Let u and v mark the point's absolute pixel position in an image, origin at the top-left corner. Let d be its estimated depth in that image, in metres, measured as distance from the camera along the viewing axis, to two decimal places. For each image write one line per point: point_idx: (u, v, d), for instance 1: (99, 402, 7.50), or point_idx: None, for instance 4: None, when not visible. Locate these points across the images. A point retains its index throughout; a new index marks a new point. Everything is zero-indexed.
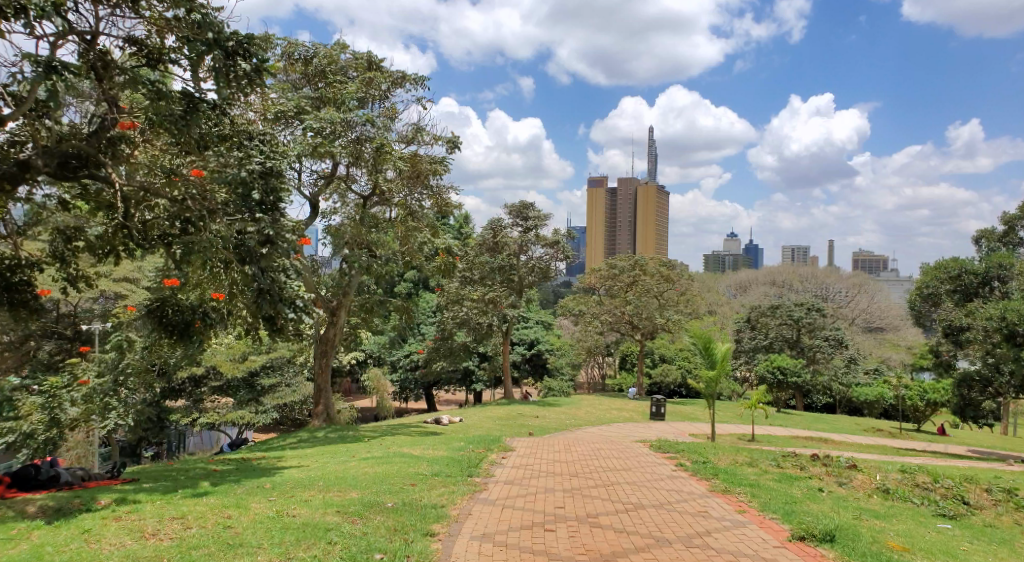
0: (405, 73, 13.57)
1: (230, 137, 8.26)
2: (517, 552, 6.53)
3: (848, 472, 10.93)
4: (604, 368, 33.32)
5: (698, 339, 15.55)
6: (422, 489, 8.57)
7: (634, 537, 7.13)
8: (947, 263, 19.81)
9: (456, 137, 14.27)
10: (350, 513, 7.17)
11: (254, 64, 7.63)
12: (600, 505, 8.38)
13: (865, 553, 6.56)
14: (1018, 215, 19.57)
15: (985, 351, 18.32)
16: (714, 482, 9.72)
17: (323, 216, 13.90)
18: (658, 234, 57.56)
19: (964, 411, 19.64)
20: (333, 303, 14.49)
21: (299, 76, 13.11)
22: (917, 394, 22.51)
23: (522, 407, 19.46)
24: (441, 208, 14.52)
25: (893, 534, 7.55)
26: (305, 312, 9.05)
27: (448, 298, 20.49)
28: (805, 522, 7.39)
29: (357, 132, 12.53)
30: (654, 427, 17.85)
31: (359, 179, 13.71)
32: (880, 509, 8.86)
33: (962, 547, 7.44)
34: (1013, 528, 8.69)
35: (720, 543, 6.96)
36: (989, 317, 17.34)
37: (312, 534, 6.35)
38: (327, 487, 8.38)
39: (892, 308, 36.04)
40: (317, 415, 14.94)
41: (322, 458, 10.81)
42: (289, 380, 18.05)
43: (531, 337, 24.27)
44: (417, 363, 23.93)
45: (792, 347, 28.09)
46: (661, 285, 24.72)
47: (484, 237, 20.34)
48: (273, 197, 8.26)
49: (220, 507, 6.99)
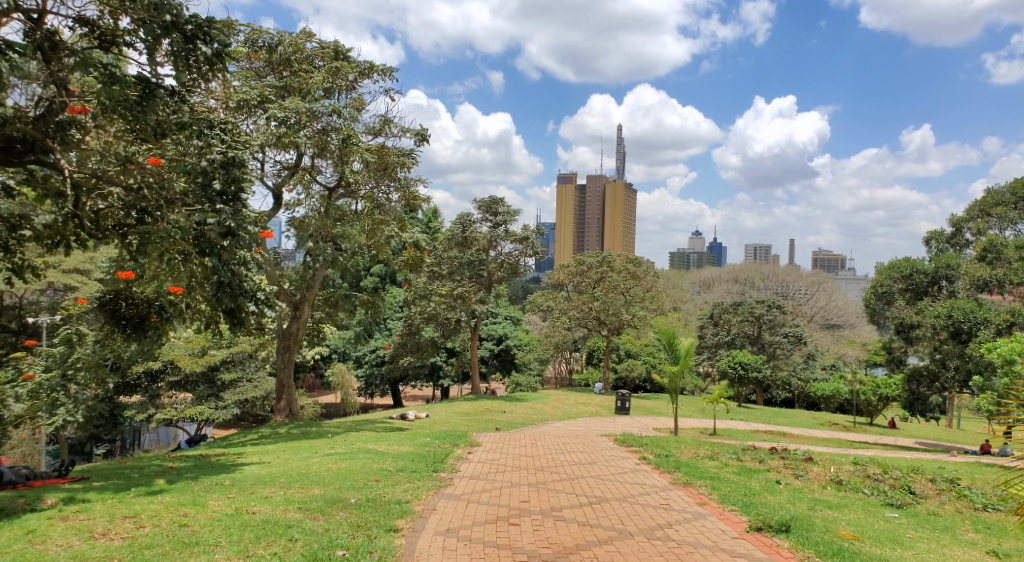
0: (372, 64, 13.46)
1: (190, 125, 7.93)
2: (482, 547, 6.55)
3: (804, 465, 11.23)
4: (571, 363, 33.55)
5: (662, 334, 15.76)
6: (386, 485, 8.56)
7: (597, 530, 7.21)
8: (899, 263, 20.38)
9: (425, 129, 14.19)
10: (312, 509, 7.12)
11: (215, 49, 7.47)
12: (565, 498, 8.48)
13: (817, 542, 6.76)
14: (965, 217, 20.29)
15: (934, 347, 19.02)
16: (677, 475, 9.90)
17: (287, 208, 13.72)
18: (625, 231, 58.11)
19: (913, 405, 20.35)
20: (296, 297, 14.28)
21: (262, 64, 12.90)
22: (870, 389, 23.13)
23: (490, 403, 19.49)
24: (409, 201, 14.38)
25: (844, 524, 7.79)
26: (267, 305, 9.13)
27: (415, 293, 20.41)
28: (762, 514, 7.56)
29: (323, 122, 12.29)
30: (619, 421, 18.10)
31: (324, 170, 13.63)
32: (833, 500, 9.12)
33: (908, 534, 7.74)
34: (955, 516, 9.04)
35: (681, 534, 7.10)
36: (937, 316, 18.26)
37: (273, 531, 6.29)
38: (289, 483, 8.30)
39: (850, 306, 37.00)
40: (279, 411, 14.75)
41: (284, 454, 10.72)
42: (250, 375, 17.69)
43: (499, 333, 24.23)
44: (383, 358, 23.76)
45: (753, 343, 28.75)
46: (628, 282, 25.00)
47: (453, 232, 20.34)
48: (235, 187, 8.18)
49: (176, 505, 6.87)
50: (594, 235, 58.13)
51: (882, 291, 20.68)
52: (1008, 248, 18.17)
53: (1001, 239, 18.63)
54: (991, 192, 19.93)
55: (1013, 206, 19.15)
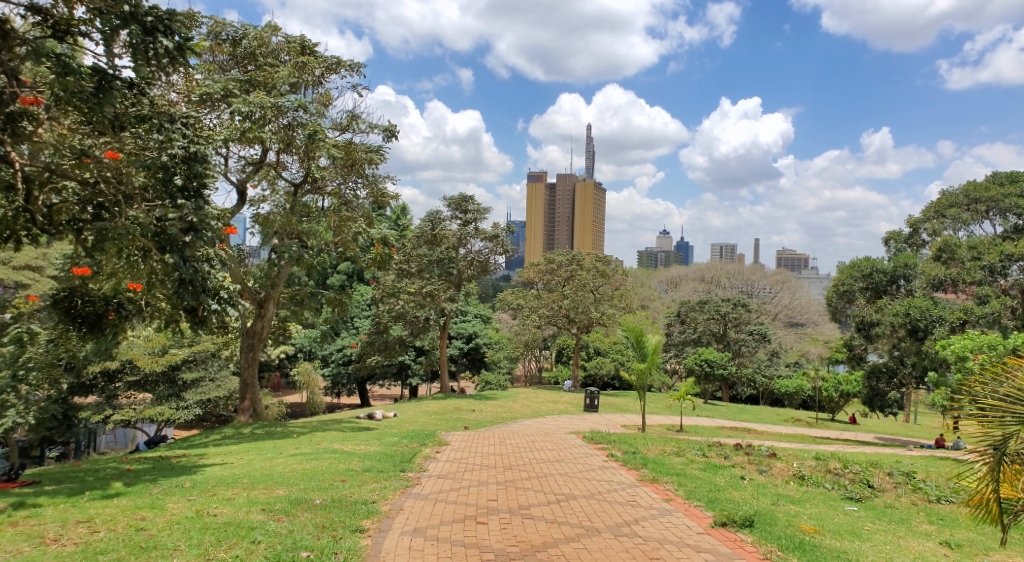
0: (340, 59, 13.30)
1: (150, 119, 7.73)
2: (449, 546, 6.51)
3: (768, 461, 11.45)
4: (541, 361, 33.61)
5: (631, 331, 15.88)
6: (352, 485, 8.46)
7: (564, 527, 7.25)
8: (860, 263, 20.85)
9: (393, 126, 14.06)
10: (277, 510, 7.01)
11: (176, 42, 7.28)
12: (533, 496, 8.49)
13: (780, 536, 6.89)
14: (922, 218, 20.88)
15: (892, 344, 19.67)
16: (643, 472, 10.00)
17: (251, 204, 13.48)
18: (595, 230, 58.49)
19: (873, 401, 20.86)
20: (261, 295, 14.08)
21: (226, 57, 12.63)
22: (832, 385, 23.58)
23: (459, 402, 19.41)
24: (377, 198, 14.25)
25: (806, 518, 7.96)
26: (231, 304, 8.99)
27: (383, 291, 20.24)
28: (727, 509, 7.70)
29: (289, 117, 12.10)
30: (587, 418, 18.20)
31: (290, 166, 13.46)
32: (795, 494, 9.31)
33: (866, 527, 7.94)
34: (911, 509, 9.32)
35: (647, 530, 7.16)
36: (895, 314, 18.72)
37: (234, 533, 6.17)
38: (252, 484, 8.16)
39: (812, 304, 37.84)
40: (243, 410, 14.48)
41: (248, 454, 10.52)
42: (213, 374, 17.38)
43: (469, 331, 24.15)
44: (350, 357, 23.44)
45: (718, 341, 29.32)
46: (597, 280, 25.14)
47: (422, 229, 20.21)
48: (197, 182, 8.00)
49: (133, 509, 6.69)
50: (564, 233, 58.37)
51: (843, 290, 21.21)
52: (962, 248, 18.76)
53: (955, 240, 19.21)
54: (946, 194, 20.56)
55: (966, 208, 19.79)
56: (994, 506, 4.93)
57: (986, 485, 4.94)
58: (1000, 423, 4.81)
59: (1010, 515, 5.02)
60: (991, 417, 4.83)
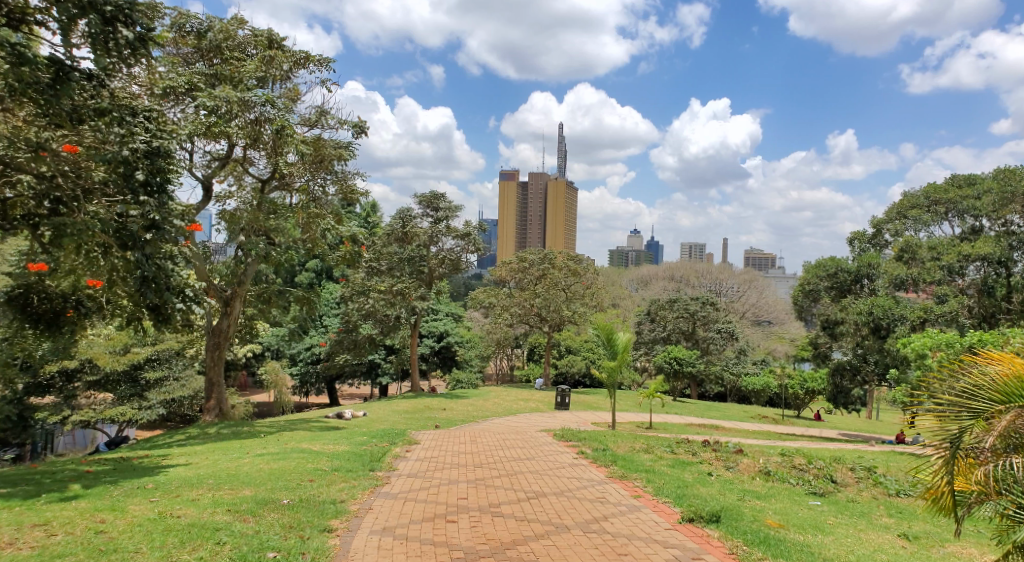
0: (308, 54, 13.15)
1: (109, 112, 7.48)
2: (418, 545, 6.49)
3: (735, 457, 11.63)
4: (512, 360, 33.63)
5: (601, 330, 15.97)
6: (320, 485, 8.38)
7: (534, 524, 7.27)
8: (825, 263, 21.26)
9: (363, 122, 13.94)
10: (242, 511, 6.90)
11: (137, 33, 7.12)
12: (502, 494, 8.50)
13: (745, 531, 7.00)
14: (885, 219, 21.39)
15: (856, 342, 20.17)
16: (613, 469, 10.09)
17: (217, 200, 13.25)
18: (567, 228, 58.74)
19: (837, 398, 21.30)
20: (227, 293, 13.86)
21: (190, 50, 12.34)
22: (798, 382, 24.01)
23: (430, 401, 19.33)
24: (346, 195, 14.11)
25: (771, 513, 8.11)
26: (196, 302, 8.90)
27: (352, 289, 20.08)
28: (694, 505, 7.81)
29: (256, 112, 11.91)
30: (558, 416, 18.29)
31: (257, 162, 13.26)
32: (761, 490, 9.47)
33: (828, 521, 8.12)
34: (872, 503, 9.56)
35: (616, 527, 7.23)
36: (858, 313, 19.14)
37: (199, 534, 6.06)
38: (217, 485, 8.02)
39: (779, 303, 38.58)
40: (208, 410, 14.22)
41: (212, 455, 10.32)
42: (178, 373, 17.05)
43: (440, 330, 24.07)
44: (318, 356, 23.14)
45: (687, 339, 29.71)
46: (568, 279, 25.26)
47: (393, 227, 20.11)
48: (160, 177, 7.86)
49: (92, 511, 6.53)
50: (536, 232, 58.49)
51: (809, 289, 21.63)
52: (922, 249, 19.28)
53: (916, 240, 19.73)
54: (907, 196, 21.11)
55: (926, 209, 20.34)
56: (949, 499, 4.94)
57: (942, 478, 4.97)
58: (955, 417, 4.90)
59: (964, 509, 5.02)
60: (948, 411, 4.94)
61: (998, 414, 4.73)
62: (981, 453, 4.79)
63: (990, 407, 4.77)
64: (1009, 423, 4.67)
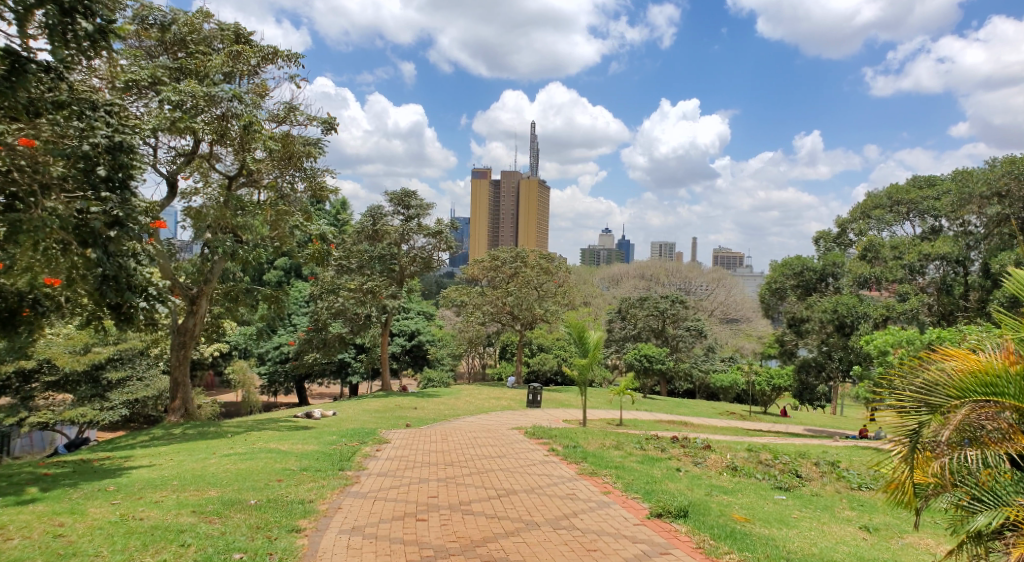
0: (276, 49, 13.00)
1: (68, 105, 7.34)
2: (388, 544, 6.46)
3: (703, 453, 11.80)
4: (484, 358, 33.66)
5: (572, 328, 16.05)
6: (288, 485, 8.29)
7: (504, 521, 7.30)
8: (791, 261, 21.69)
9: (333, 118, 13.81)
10: (207, 512, 6.81)
11: (98, 24, 6.99)
12: (473, 492, 8.52)
13: (712, 526, 7.11)
14: (850, 219, 21.94)
15: (821, 340, 20.62)
16: (583, 465, 10.17)
17: (183, 197, 13.01)
18: (539, 227, 58.96)
19: (802, 394, 21.75)
20: (193, 291, 13.63)
21: (153, 43, 12.04)
22: (765, 380, 23.88)
23: (401, 400, 19.22)
24: (316, 192, 13.98)
25: (737, 507, 8.25)
26: (159, 302, 8.78)
27: (322, 287, 19.91)
28: (662, 500, 7.92)
29: (222, 108, 11.72)
30: (529, 414, 18.37)
31: (224, 158, 13.08)
32: (728, 485, 9.64)
33: (793, 515, 8.29)
34: (835, 496, 9.80)
35: (585, 523, 7.29)
36: (823, 311, 19.63)
37: (162, 536, 5.97)
38: (182, 486, 7.89)
39: (746, 301, 39.25)
40: (173, 410, 13.97)
41: (177, 456, 10.16)
42: (142, 373, 16.74)
43: (411, 328, 23.99)
44: (286, 355, 22.56)
45: (657, 337, 30.04)
46: (541, 277, 25.33)
47: (363, 225, 19.94)
48: (122, 173, 7.81)
49: (51, 514, 6.38)
50: (508, 231, 58.57)
51: (776, 287, 22.04)
52: (885, 248, 19.79)
53: (879, 240, 20.25)
54: (871, 196, 21.63)
55: (889, 209, 20.88)
56: (909, 491, 5.04)
57: (903, 471, 5.07)
58: (915, 412, 5.02)
59: (923, 501, 5.12)
60: (909, 406, 5.05)
61: (954, 409, 4.85)
62: (938, 447, 4.91)
63: (947, 402, 4.88)
64: (964, 417, 4.82)
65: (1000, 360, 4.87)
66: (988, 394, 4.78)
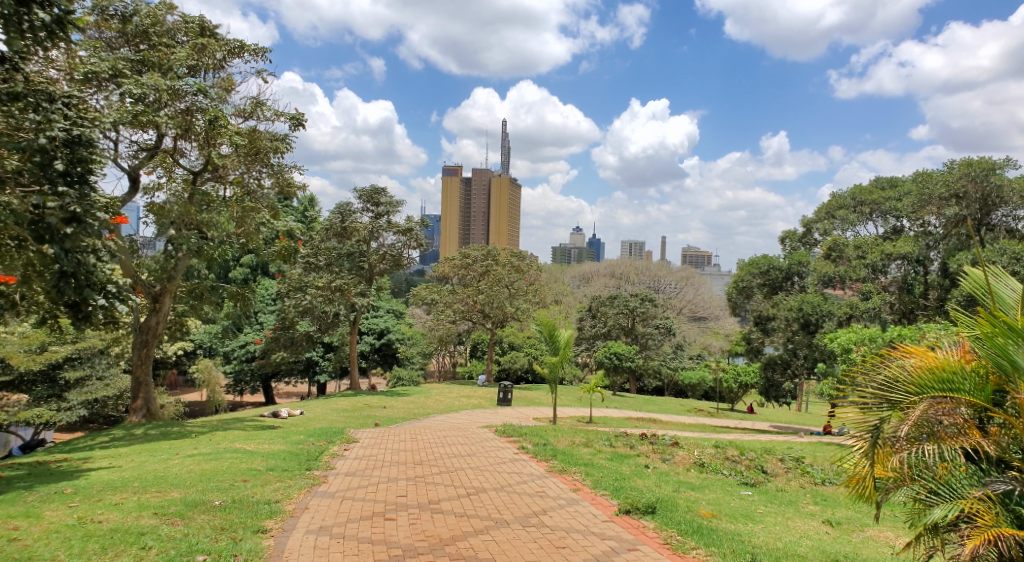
0: (243, 44, 12.81)
1: (24, 97, 7.17)
2: (356, 543, 6.41)
3: (671, 450, 11.95)
4: (454, 357, 33.59)
5: (543, 326, 16.08)
6: (254, 485, 8.17)
7: (473, 520, 7.29)
8: (758, 260, 22.07)
9: (300, 114, 13.64)
10: (170, 514, 6.68)
11: (55, 15, 6.74)
12: (442, 491, 8.50)
13: (680, 521, 7.21)
14: (815, 219, 22.44)
15: (786, 337, 21.02)
16: (553, 463, 10.22)
17: (145, 192, 12.72)
18: (510, 225, 59.08)
19: (768, 391, 22.14)
20: (156, 288, 13.32)
21: (114, 34, 11.67)
22: (732, 377, 24.45)
23: (370, 399, 19.06)
24: (283, 188, 13.78)
25: (704, 503, 8.38)
26: (119, 299, 8.60)
27: (289, 285, 19.63)
28: (631, 497, 8.00)
29: (187, 102, 11.52)
30: (499, 412, 18.40)
31: (188, 153, 12.83)
32: (695, 481, 9.79)
33: (759, 510, 8.45)
34: (799, 491, 10.01)
35: (555, 520, 7.33)
36: (789, 309, 20.13)
37: (122, 539, 5.84)
38: (143, 488, 7.72)
39: (714, 299, 39.84)
40: (135, 411, 13.64)
41: (138, 457, 9.93)
42: (101, 373, 16.44)
43: (380, 327, 23.82)
44: (253, 354, 22.16)
45: (627, 335, 30.30)
46: (512, 275, 25.36)
47: (332, 222, 19.72)
48: (81, 168, 7.57)
49: (5, 518, 6.20)
50: (479, 229, 58.54)
51: (743, 286, 22.40)
52: (848, 247, 20.28)
53: (843, 239, 20.75)
54: (836, 196, 22.13)
55: (853, 209, 21.36)
56: (870, 485, 5.21)
57: (864, 467, 5.18)
58: (876, 408, 5.14)
59: (883, 494, 5.25)
60: (870, 403, 5.16)
61: (913, 405, 4.97)
62: (897, 441, 5.02)
63: (906, 398, 5.02)
64: (922, 412, 4.92)
65: (957, 357, 5.06)
66: (944, 390, 4.94)
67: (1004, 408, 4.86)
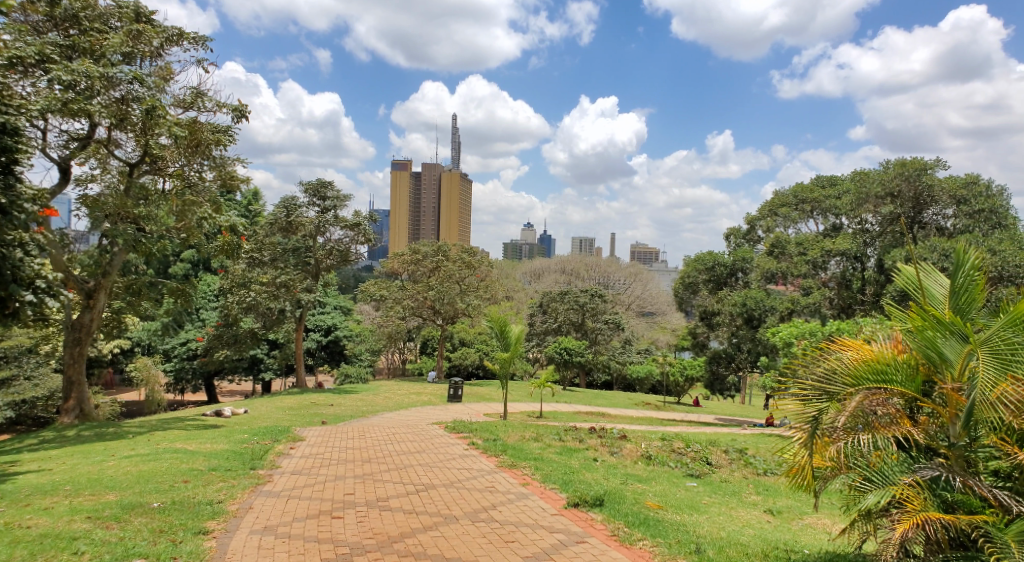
0: (181, 31, 12.43)
1: None
2: (301, 543, 6.33)
3: (619, 443, 12.18)
4: (404, 354, 33.38)
5: (494, 322, 16.10)
6: (196, 485, 7.96)
7: (422, 516, 7.29)
8: (704, 257, 22.69)
9: (243, 105, 13.30)
10: (105, 517, 6.45)
11: None
12: (391, 488, 8.45)
13: (627, 513, 7.37)
14: (758, 217, 23.20)
15: (730, 332, 21.63)
16: (503, 458, 10.28)
17: (79, 183, 12.20)
18: (461, 221, 59.02)
19: (713, 385, 22.72)
20: (90, 284, 12.78)
21: (42, 18, 11.09)
22: (678, 370, 25.08)
23: (317, 397, 18.75)
24: (226, 181, 13.39)
25: (651, 495, 8.58)
26: (50, 295, 8.24)
27: (232, 281, 19.08)
28: (579, 491, 8.13)
29: (122, 90, 11.12)
30: (450, 409, 18.37)
31: (124, 144, 12.34)
32: (642, 474, 10.01)
33: (704, 501, 8.70)
34: (742, 482, 10.34)
35: (503, 515, 7.38)
36: (734, 304, 20.72)
37: (53, 545, 5.61)
38: (76, 491, 7.42)
39: (662, 295, 40.67)
40: (66, 411, 13.08)
41: (71, 459, 9.56)
42: (30, 372, 15.75)
43: (328, 323, 23.50)
44: (195, 351, 21.55)
45: (577, 330, 30.66)
46: (463, 271, 25.33)
47: (277, 216, 19.27)
48: (7, 158, 7.25)
49: None
50: (430, 224, 58.24)
51: (688, 282, 22.94)
52: (790, 244, 21.04)
53: (785, 237, 21.56)
54: (778, 195, 22.88)
55: (794, 207, 22.16)
56: (809, 475, 5.38)
57: (803, 456, 5.34)
58: (815, 399, 5.32)
59: (821, 483, 5.45)
60: (810, 394, 5.35)
61: (849, 396, 5.18)
62: (834, 432, 5.21)
63: (843, 390, 5.22)
64: (858, 403, 5.13)
65: (890, 350, 5.32)
66: (879, 381, 5.18)
67: (932, 398, 5.17)
